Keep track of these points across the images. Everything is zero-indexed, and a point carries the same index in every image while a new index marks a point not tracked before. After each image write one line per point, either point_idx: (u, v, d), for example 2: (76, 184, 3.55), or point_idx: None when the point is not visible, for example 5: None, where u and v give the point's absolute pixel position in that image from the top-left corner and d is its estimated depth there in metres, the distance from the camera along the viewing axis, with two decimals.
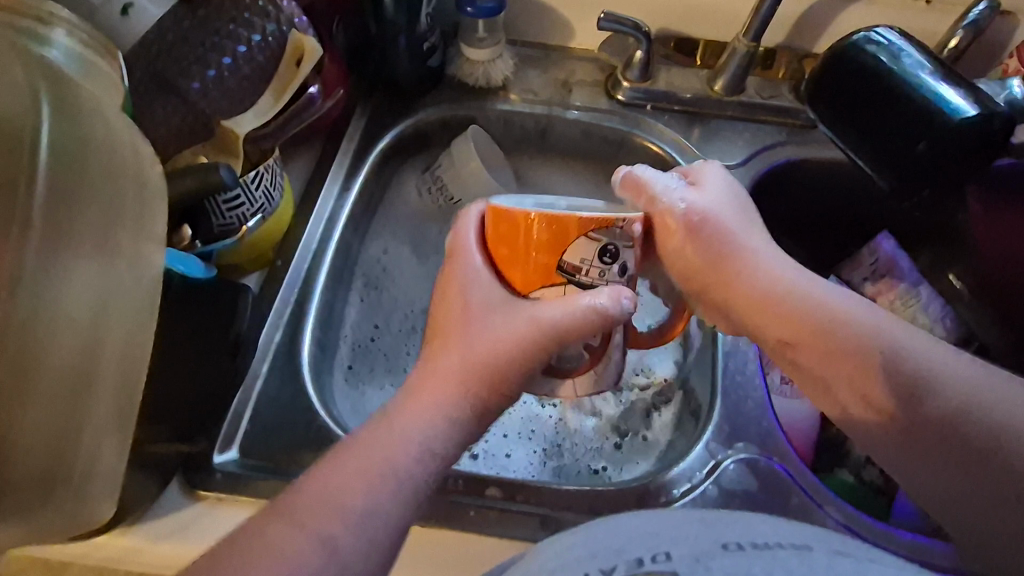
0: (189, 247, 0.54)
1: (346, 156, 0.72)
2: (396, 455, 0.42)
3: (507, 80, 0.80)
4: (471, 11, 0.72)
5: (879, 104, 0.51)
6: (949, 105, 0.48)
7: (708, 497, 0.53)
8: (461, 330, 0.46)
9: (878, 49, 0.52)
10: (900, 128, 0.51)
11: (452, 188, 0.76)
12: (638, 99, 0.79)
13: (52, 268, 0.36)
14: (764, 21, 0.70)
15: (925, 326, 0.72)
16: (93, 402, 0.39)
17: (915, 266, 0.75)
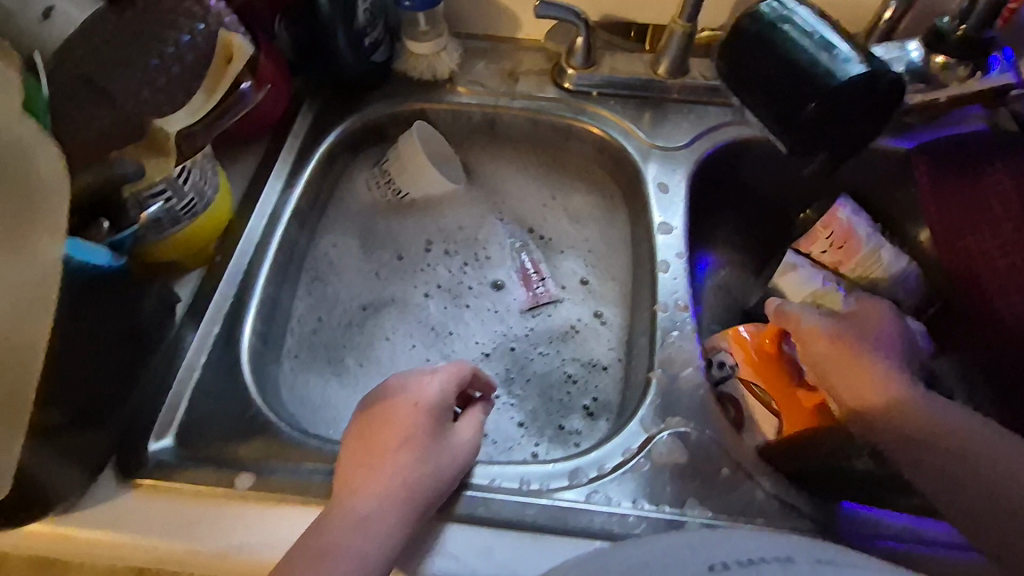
0: (99, 234, 0.54)
1: (291, 153, 0.73)
2: (347, 547, 0.43)
3: (453, 73, 0.81)
4: (408, 4, 0.73)
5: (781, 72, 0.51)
6: (836, 66, 0.48)
7: (640, 472, 0.53)
8: (415, 437, 0.49)
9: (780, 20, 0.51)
10: (791, 92, 0.50)
11: (400, 180, 0.76)
12: (583, 86, 0.80)
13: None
14: (698, 1, 0.71)
15: (890, 287, 0.73)
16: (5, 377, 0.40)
17: (874, 225, 0.75)
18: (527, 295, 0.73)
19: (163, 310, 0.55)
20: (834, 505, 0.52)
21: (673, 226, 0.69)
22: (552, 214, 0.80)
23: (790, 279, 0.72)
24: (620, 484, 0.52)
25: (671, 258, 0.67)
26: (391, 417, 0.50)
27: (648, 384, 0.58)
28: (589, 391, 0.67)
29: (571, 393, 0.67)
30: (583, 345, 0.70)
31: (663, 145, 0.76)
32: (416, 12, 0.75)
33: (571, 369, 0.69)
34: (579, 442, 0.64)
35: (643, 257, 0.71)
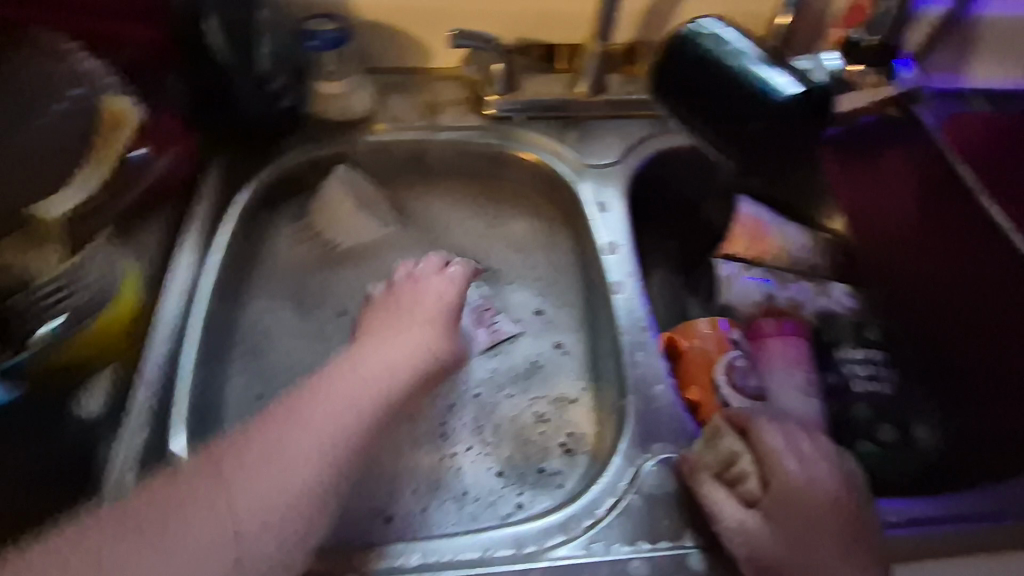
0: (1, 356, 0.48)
1: (200, 217, 0.66)
2: (292, 442, 0.48)
3: (370, 111, 0.77)
4: (314, 44, 0.69)
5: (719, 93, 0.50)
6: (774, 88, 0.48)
7: (633, 509, 0.51)
8: (399, 333, 0.63)
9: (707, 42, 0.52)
10: (732, 114, 0.50)
11: (328, 231, 0.73)
12: (508, 112, 0.78)
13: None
14: (610, 21, 0.71)
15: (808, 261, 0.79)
16: None
17: (774, 211, 0.81)
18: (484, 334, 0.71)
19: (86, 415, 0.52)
20: None
21: (618, 245, 0.69)
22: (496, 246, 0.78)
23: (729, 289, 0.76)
24: (615, 527, 0.50)
25: (623, 278, 0.66)
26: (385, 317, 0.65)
27: (625, 411, 0.58)
28: (562, 425, 0.65)
29: (543, 433, 0.65)
30: (547, 380, 0.68)
31: (595, 163, 0.76)
32: (323, 51, 0.71)
33: (541, 408, 0.67)
34: (565, 480, 0.61)
35: (596, 281, 0.69)
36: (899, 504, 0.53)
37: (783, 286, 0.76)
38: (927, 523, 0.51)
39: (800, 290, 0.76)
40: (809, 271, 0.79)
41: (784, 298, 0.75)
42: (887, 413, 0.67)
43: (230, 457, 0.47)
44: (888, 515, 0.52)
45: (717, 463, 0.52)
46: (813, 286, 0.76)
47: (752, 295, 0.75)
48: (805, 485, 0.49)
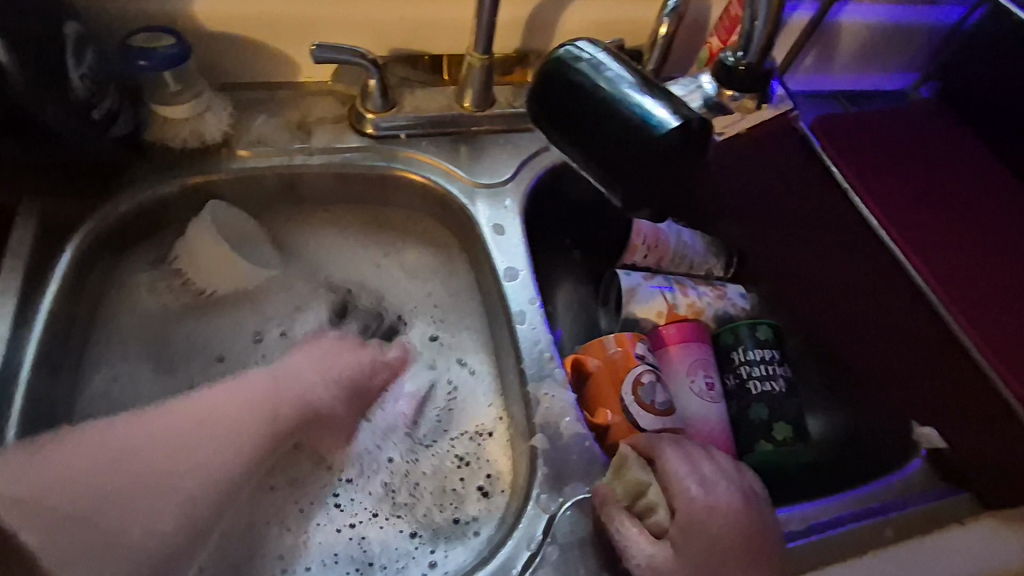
0: None
1: (16, 278, 0.54)
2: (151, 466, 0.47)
3: (229, 135, 0.67)
4: (145, 65, 0.59)
5: (596, 122, 0.45)
6: (650, 118, 0.43)
7: (549, 562, 0.49)
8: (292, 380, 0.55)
9: (580, 63, 0.47)
10: (612, 145, 0.45)
11: (197, 276, 0.64)
12: (389, 129, 0.72)
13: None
14: (488, 33, 0.67)
15: (703, 263, 0.81)
16: None
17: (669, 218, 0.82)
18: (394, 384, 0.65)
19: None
20: None
21: (518, 269, 0.66)
22: (387, 272, 0.72)
23: (633, 298, 0.76)
24: None
25: (525, 305, 0.63)
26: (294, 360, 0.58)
27: (535, 453, 0.55)
28: (480, 467, 0.61)
29: (463, 480, 0.60)
30: (460, 416, 0.64)
31: (488, 181, 0.72)
32: (159, 72, 0.60)
33: (457, 452, 0.62)
34: (483, 526, 0.57)
35: (497, 311, 0.66)
36: (800, 510, 0.55)
37: (683, 291, 0.77)
38: (825, 528, 0.54)
39: (700, 294, 0.77)
40: (705, 274, 0.81)
41: (685, 304, 0.76)
42: (782, 411, 0.69)
43: (76, 456, 0.46)
44: (791, 525, 0.54)
45: (626, 495, 0.50)
46: (711, 289, 0.79)
47: (656, 302, 0.76)
48: (708, 513, 0.47)
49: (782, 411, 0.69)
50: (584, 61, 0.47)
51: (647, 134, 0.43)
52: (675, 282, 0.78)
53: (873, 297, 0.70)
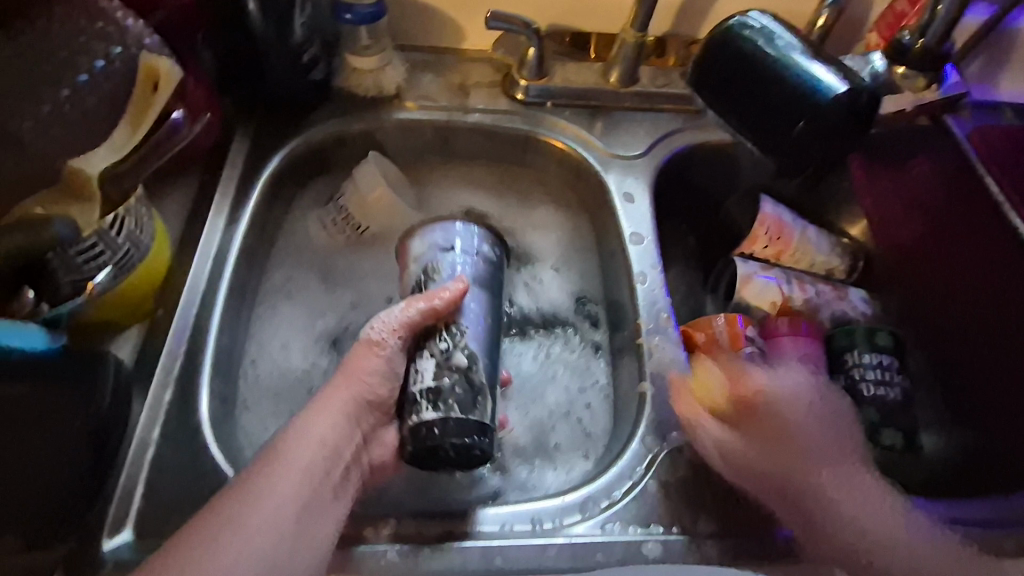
0: (34, 313, 0.49)
1: (229, 184, 0.65)
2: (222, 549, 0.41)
3: (400, 88, 0.76)
4: (350, 17, 0.68)
5: (761, 87, 0.50)
6: (817, 85, 0.48)
7: (649, 493, 0.52)
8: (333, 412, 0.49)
9: (751, 33, 0.51)
10: (774, 110, 0.50)
11: (360, 216, 0.69)
12: (538, 97, 0.78)
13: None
14: (648, 11, 0.71)
15: (825, 263, 0.79)
16: None
17: (795, 213, 0.81)
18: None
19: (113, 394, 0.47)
20: None
21: (643, 235, 0.70)
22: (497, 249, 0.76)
23: (747, 289, 0.75)
24: (631, 510, 0.51)
25: (647, 269, 0.67)
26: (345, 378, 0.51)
27: (644, 399, 0.58)
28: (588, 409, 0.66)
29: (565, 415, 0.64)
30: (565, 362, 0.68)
31: (622, 154, 0.76)
32: (357, 26, 0.69)
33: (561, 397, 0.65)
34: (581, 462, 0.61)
35: (618, 275, 0.70)
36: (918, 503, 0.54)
37: (801, 288, 0.76)
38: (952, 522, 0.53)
39: (819, 294, 0.76)
40: (827, 274, 0.79)
41: (802, 301, 0.75)
42: (894, 418, 0.67)
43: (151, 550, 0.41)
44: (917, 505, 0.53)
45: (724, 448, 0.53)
46: (832, 290, 0.77)
47: (771, 294, 0.75)
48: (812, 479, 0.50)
49: (894, 418, 0.66)
50: (755, 31, 0.52)
51: (813, 100, 0.48)
52: (794, 278, 0.76)
53: (1007, 318, 0.67)
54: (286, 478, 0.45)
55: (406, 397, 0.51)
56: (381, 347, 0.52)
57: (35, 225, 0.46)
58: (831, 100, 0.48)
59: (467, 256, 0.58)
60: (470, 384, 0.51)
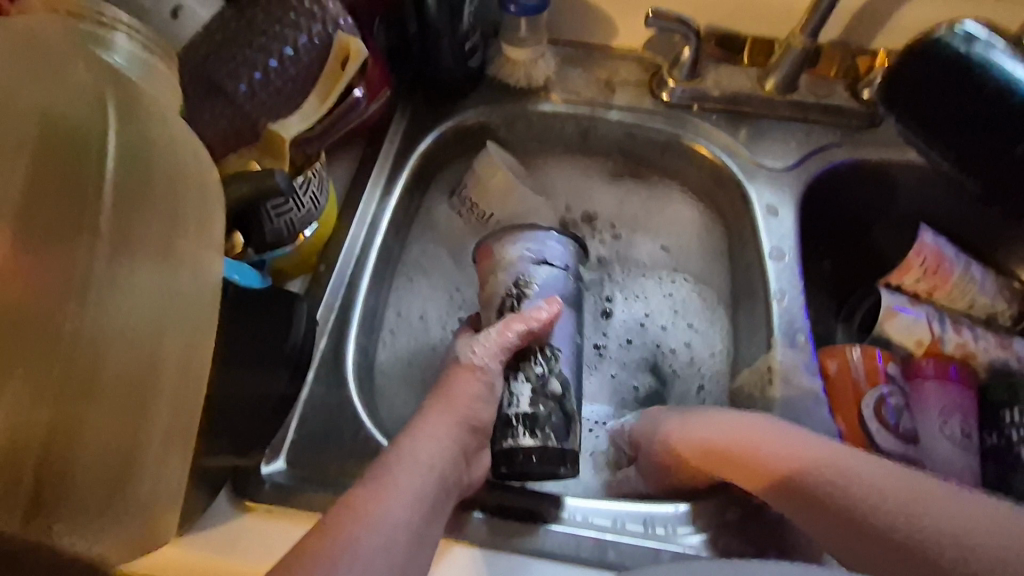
0: (243, 255, 0.53)
1: (387, 159, 0.70)
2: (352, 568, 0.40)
3: (549, 81, 0.77)
4: (514, 9, 0.70)
5: (975, 102, 0.49)
6: None
7: (771, 517, 0.51)
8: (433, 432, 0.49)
9: (963, 42, 0.50)
10: (990, 126, 0.49)
11: (482, 203, 0.71)
12: (685, 100, 0.76)
13: (117, 275, 0.36)
14: (824, 17, 0.67)
15: (987, 306, 0.71)
16: (154, 407, 0.38)
17: (958, 248, 0.73)
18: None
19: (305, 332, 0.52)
20: None
21: (785, 252, 0.67)
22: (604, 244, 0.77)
23: (891, 324, 0.69)
24: (750, 530, 0.50)
25: (786, 288, 0.65)
26: (448, 399, 0.50)
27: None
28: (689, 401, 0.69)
29: None
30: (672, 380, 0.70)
31: (769, 164, 0.73)
32: (520, 17, 0.71)
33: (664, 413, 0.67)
34: None
35: (754, 291, 0.68)
36: None
37: (957, 330, 0.68)
38: None
39: (979, 339, 0.68)
40: (987, 318, 0.71)
41: (956, 344, 0.68)
42: None
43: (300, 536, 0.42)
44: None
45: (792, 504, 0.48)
46: (995, 337, 0.69)
47: (919, 330, 0.68)
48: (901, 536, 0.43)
49: None
50: (969, 40, 0.51)
51: None
52: (949, 318, 0.69)
53: None
54: (398, 498, 0.44)
55: (501, 418, 0.52)
56: (482, 372, 0.52)
57: (259, 174, 0.47)
58: None
59: (560, 270, 0.58)
60: (564, 412, 0.52)
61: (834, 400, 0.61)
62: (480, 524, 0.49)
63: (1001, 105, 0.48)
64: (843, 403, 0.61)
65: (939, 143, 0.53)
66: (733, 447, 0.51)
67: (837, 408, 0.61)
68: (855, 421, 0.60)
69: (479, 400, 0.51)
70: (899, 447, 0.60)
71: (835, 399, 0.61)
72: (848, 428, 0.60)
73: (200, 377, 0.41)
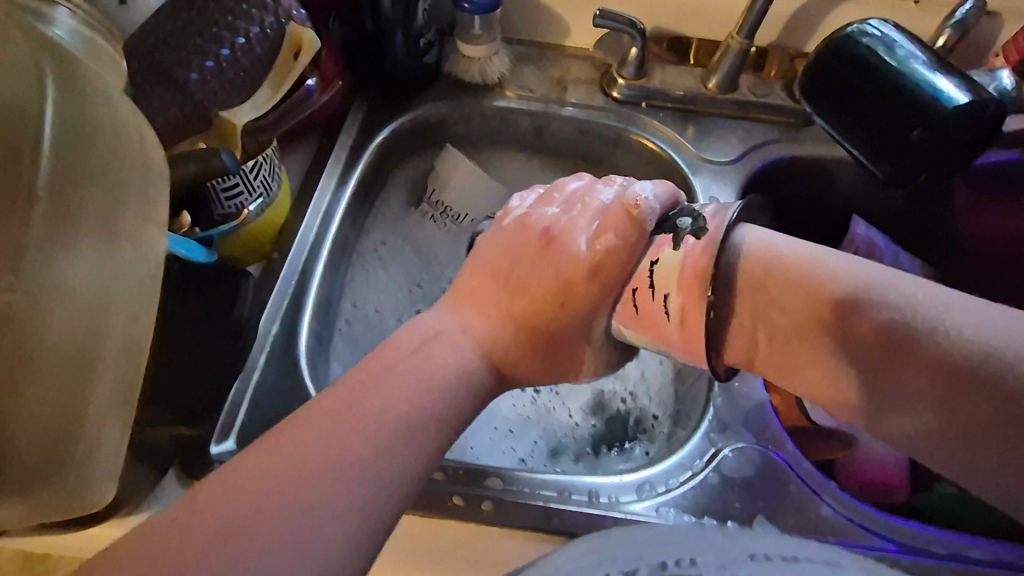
0: (190, 233, 0.55)
1: (343, 151, 0.71)
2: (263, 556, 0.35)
3: (504, 78, 0.79)
4: (467, 7, 0.72)
5: (883, 97, 0.54)
6: (940, 96, 0.52)
7: (710, 484, 0.53)
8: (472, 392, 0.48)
9: (874, 41, 0.55)
10: (894, 118, 0.54)
11: (455, 206, 0.76)
12: (634, 97, 0.79)
13: (55, 244, 0.37)
14: (757, 20, 0.72)
15: None
16: (95, 377, 0.41)
17: (891, 240, 0.77)
18: (551, 209, 0.51)
19: (251, 305, 0.57)
20: (888, 519, 0.52)
21: None
22: None
23: None
24: (687, 497, 0.52)
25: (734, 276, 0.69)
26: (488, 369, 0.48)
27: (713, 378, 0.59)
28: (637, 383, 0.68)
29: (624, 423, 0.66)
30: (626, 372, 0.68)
31: (712, 159, 0.77)
32: (474, 15, 0.74)
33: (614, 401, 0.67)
34: (631, 458, 0.62)
35: None
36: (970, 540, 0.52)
37: None
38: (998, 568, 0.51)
39: None
40: None
41: None
42: None
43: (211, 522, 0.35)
44: (909, 539, 0.51)
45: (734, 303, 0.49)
46: None
47: None
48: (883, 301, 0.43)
49: None
50: (877, 39, 0.55)
51: (934, 106, 0.52)
52: None
53: None
54: (292, 439, 0.39)
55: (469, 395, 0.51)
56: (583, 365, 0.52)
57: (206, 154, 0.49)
58: (953, 107, 0.52)
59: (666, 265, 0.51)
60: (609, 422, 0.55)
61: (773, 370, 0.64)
62: (429, 499, 0.50)
63: (906, 101, 0.53)
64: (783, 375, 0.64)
65: (850, 134, 0.57)
66: (805, 292, 0.45)
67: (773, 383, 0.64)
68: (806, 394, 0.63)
69: (555, 359, 0.50)
70: (834, 423, 0.62)
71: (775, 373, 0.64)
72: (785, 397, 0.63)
73: (141, 347, 0.45)
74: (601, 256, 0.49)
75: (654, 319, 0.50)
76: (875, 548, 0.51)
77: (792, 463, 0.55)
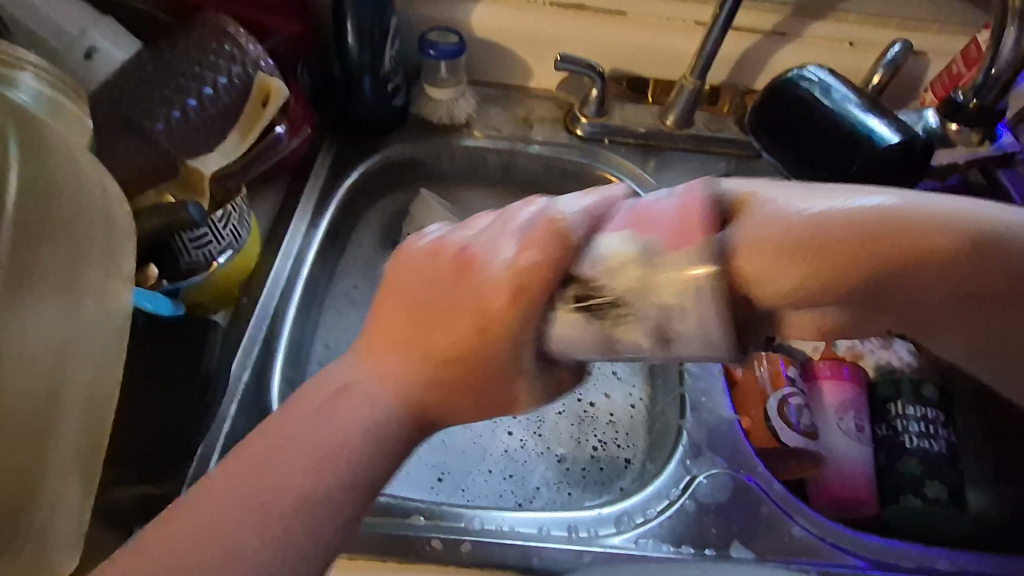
0: (156, 285, 0.55)
1: (312, 195, 0.72)
2: None
3: (470, 118, 0.82)
4: (433, 53, 0.75)
5: (823, 134, 0.58)
6: (875, 133, 0.56)
7: (686, 511, 0.54)
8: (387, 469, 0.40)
9: (809, 84, 0.60)
10: (835, 154, 0.58)
11: None
12: (596, 134, 0.82)
13: (17, 308, 0.40)
14: (708, 60, 0.76)
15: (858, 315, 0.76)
16: (57, 437, 0.42)
17: None
18: (482, 223, 0.40)
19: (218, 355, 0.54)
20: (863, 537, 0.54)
21: None
22: None
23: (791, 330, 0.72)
24: (664, 526, 0.53)
25: None
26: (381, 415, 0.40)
27: (683, 399, 0.62)
28: (610, 428, 0.68)
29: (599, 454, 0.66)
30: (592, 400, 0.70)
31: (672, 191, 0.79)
32: (439, 60, 0.76)
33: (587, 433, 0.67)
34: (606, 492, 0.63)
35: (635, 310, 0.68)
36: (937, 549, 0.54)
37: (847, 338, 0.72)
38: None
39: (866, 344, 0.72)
40: None
41: (847, 349, 0.71)
42: (938, 470, 0.62)
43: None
44: (878, 555, 0.53)
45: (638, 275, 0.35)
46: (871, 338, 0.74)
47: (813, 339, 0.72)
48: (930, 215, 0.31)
49: (940, 472, 0.62)
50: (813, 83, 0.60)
51: (871, 142, 0.56)
52: None
53: None
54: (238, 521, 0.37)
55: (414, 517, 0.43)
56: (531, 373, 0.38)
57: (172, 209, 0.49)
58: (887, 144, 0.55)
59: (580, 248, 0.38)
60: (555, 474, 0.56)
61: (740, 395, 0.64)
62: (408, 542, 0.50)
63: (846, 137, 0.57)
64: (748, 401, 0.64)
65: (795, 168, 0.61)
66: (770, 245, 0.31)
67: (740, 409, 0.64)
68: (778, 418, 0.63)
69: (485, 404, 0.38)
70: (802, 443, 0.62)
71: (740, 399, 0.64)
72: (754, 420, 0.63)
73: (109, 400, 0.45)
74: (466, 259, 0.38)
75: (650, 223, 0.35)
76: (848, 565, 0.52)
77: (763, 485, 0.56)
